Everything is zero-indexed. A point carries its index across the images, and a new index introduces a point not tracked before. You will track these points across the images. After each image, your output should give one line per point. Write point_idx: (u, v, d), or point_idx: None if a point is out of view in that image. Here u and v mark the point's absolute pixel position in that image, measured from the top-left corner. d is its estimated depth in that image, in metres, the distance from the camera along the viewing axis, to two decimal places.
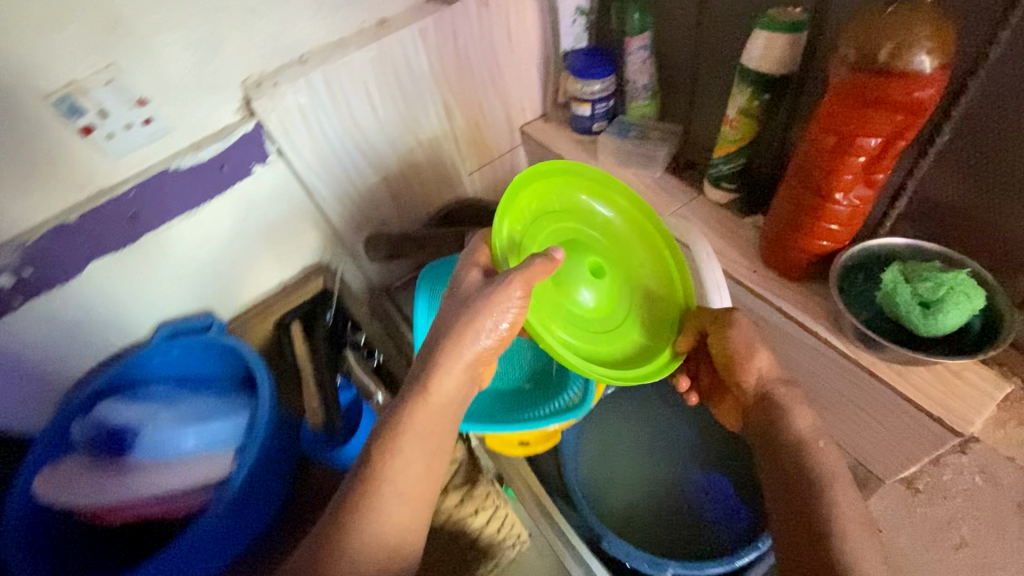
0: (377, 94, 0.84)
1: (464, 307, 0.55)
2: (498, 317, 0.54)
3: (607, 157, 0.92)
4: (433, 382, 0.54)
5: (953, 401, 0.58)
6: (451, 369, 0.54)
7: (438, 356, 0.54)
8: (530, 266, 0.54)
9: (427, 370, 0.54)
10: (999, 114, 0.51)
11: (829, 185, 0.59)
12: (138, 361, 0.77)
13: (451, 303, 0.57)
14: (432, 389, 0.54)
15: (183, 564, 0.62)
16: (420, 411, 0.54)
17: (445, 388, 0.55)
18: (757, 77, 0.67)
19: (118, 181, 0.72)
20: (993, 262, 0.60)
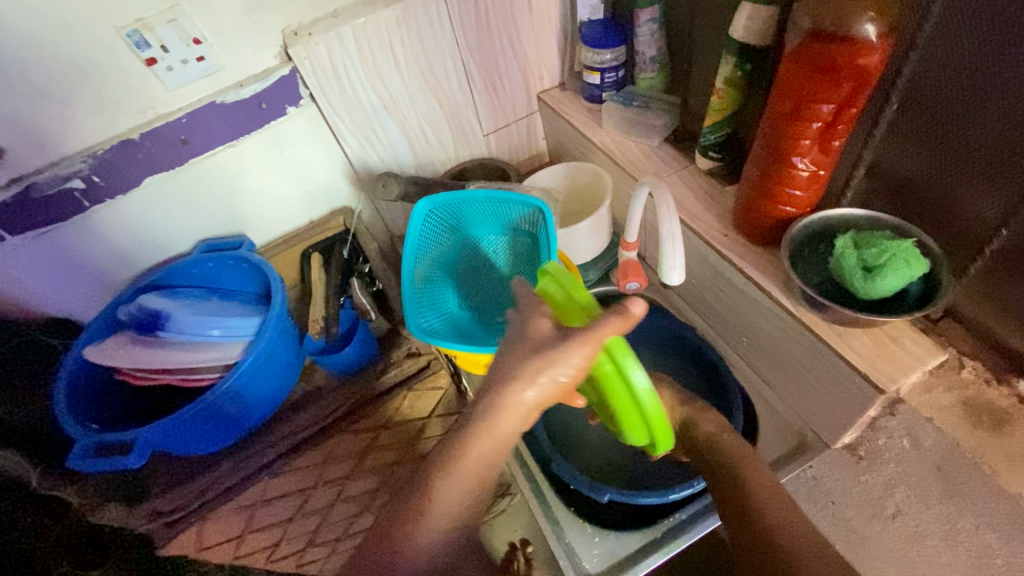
0: (401, 50, 0.90)
1: (530, 351, 0.51)
2: (560, 369, 0.50)
3: (609, 124, 0.97)
4: (498, 421, 0.50)
5: (884, 363, 0.62)
6: (508, 408, 0.50)
7: (496, 398, 0.50)
8: (603, 325, 0.50)
9: (487, 407, 0.50)
10: (952, 82, 0.55)
11: (788, 149, 0.62)
12: (178, 266, 0.91)
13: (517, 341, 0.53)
14: (497, 427, 0.50)
15: (197, 421, 0.77)
16: (477, 444, 0.50)
17: (508, 426, 0.51)
18: (740, 48, 0.70)
19: (174, 109, 0.84)
20: (948, 236, 0.62)
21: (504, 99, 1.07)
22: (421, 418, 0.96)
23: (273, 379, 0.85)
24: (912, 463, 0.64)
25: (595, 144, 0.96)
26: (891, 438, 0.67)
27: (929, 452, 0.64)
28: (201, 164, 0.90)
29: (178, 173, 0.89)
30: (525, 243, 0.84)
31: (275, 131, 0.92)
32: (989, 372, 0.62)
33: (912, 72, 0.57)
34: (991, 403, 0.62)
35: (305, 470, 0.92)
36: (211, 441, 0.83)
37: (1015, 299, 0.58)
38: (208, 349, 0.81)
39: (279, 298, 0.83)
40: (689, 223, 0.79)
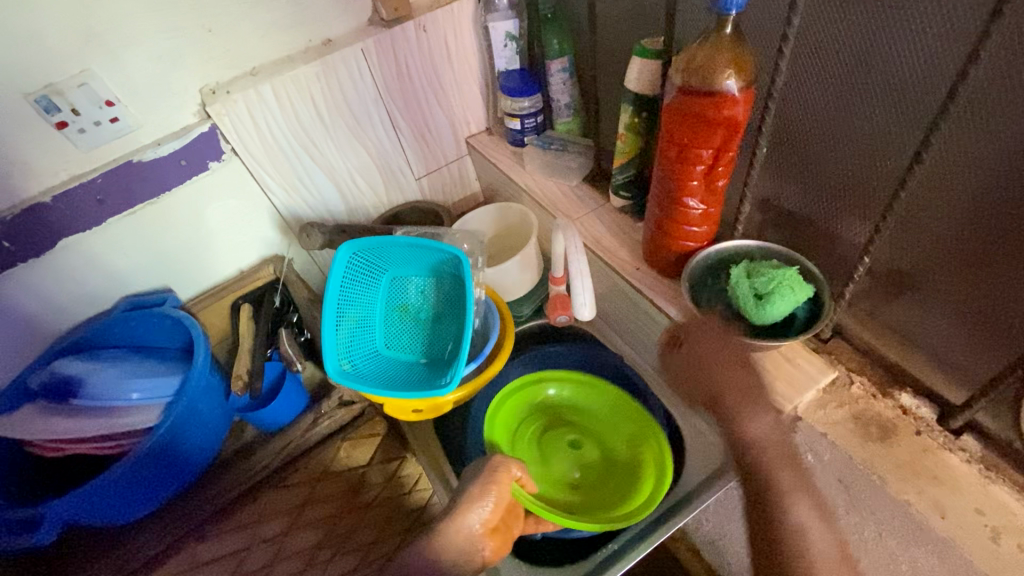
0: (323, 103, 0.92)
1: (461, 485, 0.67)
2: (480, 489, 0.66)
3: (532, 166, 1.01)
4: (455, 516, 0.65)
5: (781, 383, 0.66)
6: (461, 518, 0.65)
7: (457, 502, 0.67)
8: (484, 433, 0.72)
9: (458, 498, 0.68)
10: (814, 127, 0.60)
11: (680, 190, 0.67)
12: (100, 327, 0.89)
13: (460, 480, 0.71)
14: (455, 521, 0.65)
15: (113, 490, 0.75)
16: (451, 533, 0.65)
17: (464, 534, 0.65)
18: (636, 97, 0.76)
19: (89, 170, 0.82)
20: (830, 263, 0.68)
21: (433, 146, 1.09)
22: (360, 466, 0.95)
23: (200, 436, 0.84)
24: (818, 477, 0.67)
25: (519, 187, 1.00)
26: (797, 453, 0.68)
27: (831, 466, 0.65)
28: (122, 223, 0.87)
29: (96, 234, 0.86)
30: (450, 285, 0.87)
31: (200, 186, 0.91)
32: (873, 386, 0.66)
33: (778, 116, 0.63)
34: (878, 416, 0.64)
35: (236, 533, 0.87)
36: (135, 506, 0.81)
37: (890, 318, 0.64)
38: (128, 412, 0.80)
39: (201, 354, 0.82)
40: (604, 259, 0.83)
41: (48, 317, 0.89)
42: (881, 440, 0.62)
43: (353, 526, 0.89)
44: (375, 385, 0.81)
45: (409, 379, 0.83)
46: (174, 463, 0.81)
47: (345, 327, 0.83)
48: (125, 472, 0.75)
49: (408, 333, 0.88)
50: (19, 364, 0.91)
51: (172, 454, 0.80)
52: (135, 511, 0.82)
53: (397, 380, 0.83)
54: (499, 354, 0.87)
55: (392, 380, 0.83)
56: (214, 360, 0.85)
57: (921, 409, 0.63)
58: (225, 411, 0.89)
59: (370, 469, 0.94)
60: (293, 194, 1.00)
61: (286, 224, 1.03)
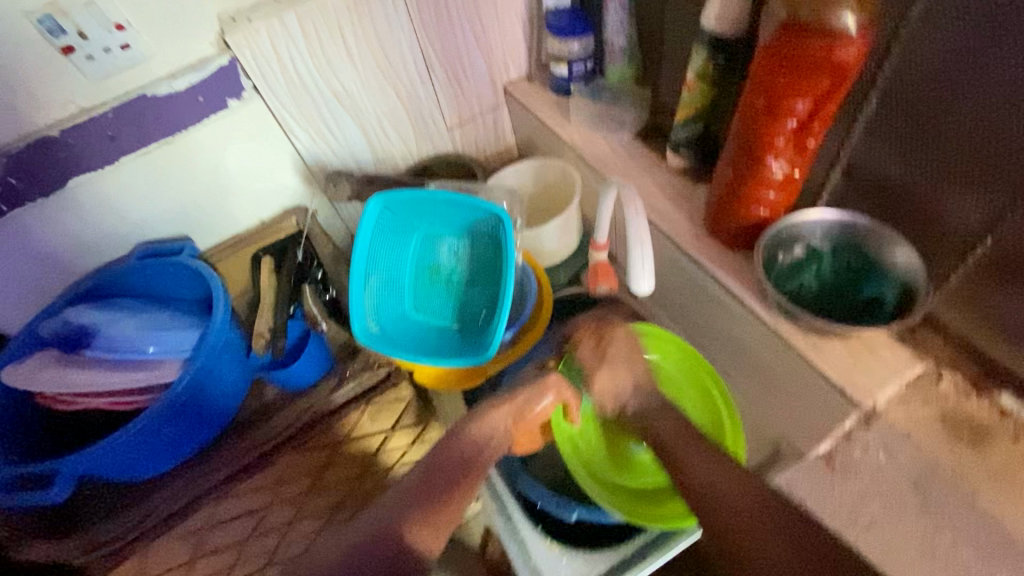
0: (353, 37, 0.83)
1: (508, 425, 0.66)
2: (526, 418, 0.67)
3: (578, 119, 0.92)
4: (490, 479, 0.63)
5: (859, 375, 0.59)
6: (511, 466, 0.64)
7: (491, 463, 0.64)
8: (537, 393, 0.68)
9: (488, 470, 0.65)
10: (938, 81, 0.51)
11: (761, 149, 0.59)
12: (115, 275, 0.84)
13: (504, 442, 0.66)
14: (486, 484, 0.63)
15: (131, 445, 0.72)
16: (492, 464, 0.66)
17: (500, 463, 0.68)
18: (712, 39, 0.66)
19: (99, 103, 0.75)
20: (928, 245, 0.59)
21: (468, 91, 0.99)
22: (383, 431, 0.94)
23: (219, 395, 0.81)
24: (886, 478, 0.60)
25: (563, 140, 0.91)
26: (867, 450, 0.61)
27: (903, 466, 0.59)
28: (133, 164, 0.81)
29: (110, 174, 0.80)
30: (486, 247, 0.81)
31: (219, 125, 0.84)
32: (966, 382, 0.61)
33: (895, 65, 0.53)
34: (970, 416, 0.60)
35: (256, 492, 0.86)
36: (156, 463, 0.79)
37: (994, 307, 0.56)
38: (147, 366, 0.76)
39: (223, 309, 0.78)
40: (657, 222, 0.75)
41: (63, 260, 0.84)
42: (970, 442, 0.59)
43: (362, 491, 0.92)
44: (406, 349, 0.76)
45: (440, 346, 0.78)
46: (193, 419, 0.78)
47: (374, 286, 0.77)
48: (144, 427, 0.72)
49: (438, 296, 0.82)
50: (35, 306, 0.87)
51: (194, 409, 0.77)
52: (154, 469, 0.79)
53: (427, 347, 0.77)
54: (537, 324, 0.81)
55: (422, 345, 0.77)
56: (234, 317, 0.80)
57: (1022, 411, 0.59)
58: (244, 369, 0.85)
59: (393, 436, 0.95)
60: (317, 140, 0.91)
61: (310, 172, 0.96)
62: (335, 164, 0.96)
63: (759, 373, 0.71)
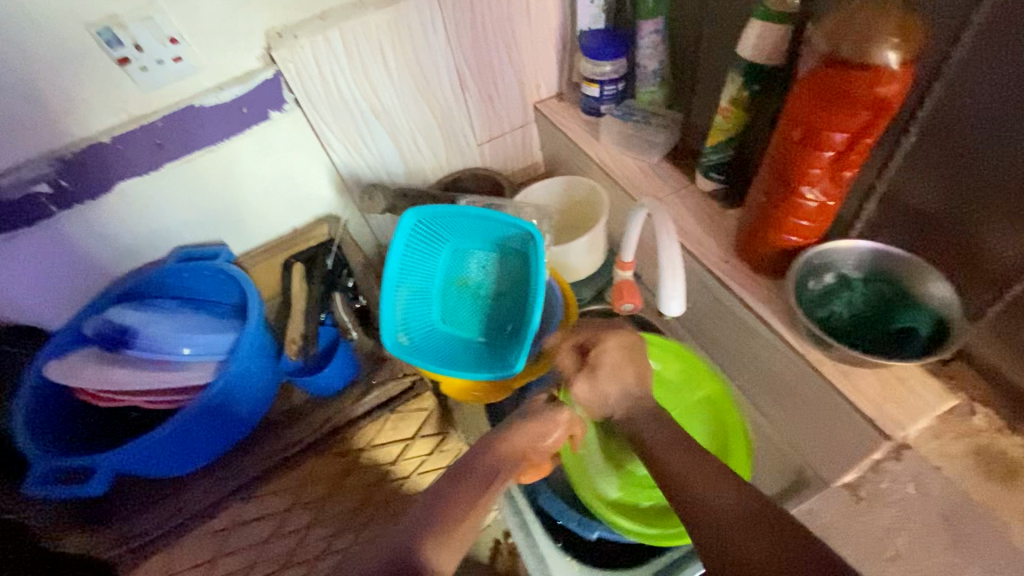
0: (392, 55, 0.85)
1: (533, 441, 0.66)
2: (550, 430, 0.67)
3: (608, 138, 0.93)
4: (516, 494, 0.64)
5: (891, 406, 0.59)
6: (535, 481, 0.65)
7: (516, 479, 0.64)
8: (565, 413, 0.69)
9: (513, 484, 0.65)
10: (979, 117, 0.51)
11: (796, 178, 0.59)
12: (154, 277, 0.87)
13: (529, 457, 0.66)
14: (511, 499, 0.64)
15: (163, 444, 0.74)
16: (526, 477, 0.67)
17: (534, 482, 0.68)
18: (748, 67, 0.67)
19: (150, 112, 0.78)
20: (965, 278, 0.59)
21: (499, 108, 1.01)
22: (404, 440, 0.95)
23: (248, 398, 0.82)
24: (916, 509, 0.60)
25: (592, 159, 0.92)
26: (894, 482, 0.61)
27: (934, 500, 0.59)
28: (178, 170, 0.83)
29: (154, 179, 0.83)
30: (515, 263, 0.82)
31: (260, 136, 0.86)
32: (1001, 419, 0.60)
33: (936, 101, 0.54)
34: (1003, 453, 0.59)
35: (279, 495, 0.86)
36: (186, 462, 0.80)
37: None
38: (181, 366, 0.78)
39: (256, 314, 0.80)
40: (686, 245, 0.75)
41: (104, 260, 0.87)
42: (1003, 480, 0.58)
43: (379, 499, 0.95)
44: (434, 361, 0.77)
45: (466, 358, 0.79)
46: (223, 421, 0.80)
47: (404, 297, 0.79)
48: (177, 427, 0.74)
49: (466, 309, 0.83)
50: (75, 304, 0.89)
51: (226, 410, 0.79)
52: (184, 467, 0.81)
53: (454, 359, 0.78)
54: (562, 340, 0.82)
55: (449, 357, 0.79)
56: (266, 322, 0.82)
57: None
58: (273, 374, 0.87)
59: (414, 444, 0.96)
60: (352, 152, 0.93)
61: (343, 183, 0.98)
62: (367, 175, 0.98)
63: (786, 400, 0.71)
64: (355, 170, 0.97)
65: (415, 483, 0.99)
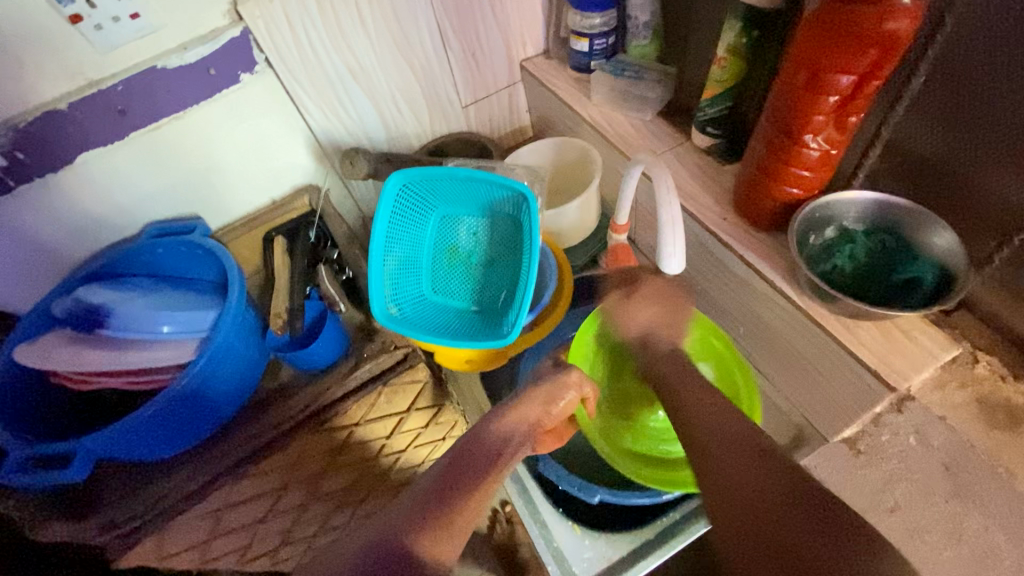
0: (368, 8, 0.79)
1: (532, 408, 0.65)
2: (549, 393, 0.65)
3: (599, 96, 0.89)
4: (516, 462, 0.62)
5: (895, 358, 0.58)
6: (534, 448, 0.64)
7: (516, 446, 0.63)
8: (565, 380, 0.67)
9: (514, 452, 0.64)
10: (991, 54, 0.49)
11: (799, 126, 0.57)
12: (126, 254, 0.82)
13: (528, 425, 0.65)
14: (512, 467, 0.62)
15: (147, 425, 0.72)
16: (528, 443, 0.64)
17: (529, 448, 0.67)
18: (747, 11, 0.63)
19: (108, 75, 0.72)
20: (972, 226, 0.57)
21: (484, 68, 0.96)
22: (398, 413, 0.92)
23: (234, 375, 0.80)
24: (918, 461, 0.60)
25: (583, 118, 0.88)
26: (896, 434, 0.61)
27: (936, 450, 0.59)
28: (144, 139, 0.78)
29: (119, 149, 0.77)
30: (507, 227, 0.79)
31: (231, 101, 0.81)
32: (1004, 367, 0.60)
33: (946, 37, 0.51)
34: (1006, 401, 0.59)
35: (271, 474, 0.84)
36: (172, 444, 0.78)
37: None
38: (161, 346, 0.75)
39: (238, 289, 0.77)
40: (684, 204, 0.73)
41: (70, 238, 0.82)
42: (1006, 427, 0.58)
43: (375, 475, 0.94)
44: (428, 331, 0.74)
45: (460, 328, 0.77)
46: (209, 400, 0.77)
47: (393, 266, 0.76)
48: (160, 408, 0.71)
49: (458, 277, 0.81)
50: (43, 285, 0.85)
51: (210, 389, 0.76)
52: (170, 450, 0.79)
53: (448, 328, 0.76)
54: (558, 306, 0.80)
55: (442, 327, 0.76)
56: (248, 297, 0.78)
57: None
58: (259, 351, 0.84)
59: (409, 419, 0.94)
60: (331, 116, 0.89)
61: (323, 151, 0.93)
62: (348, 141, 0.93)
63: (787, 359, 0.70)
64: (335, 137, 0.92)
65: (410, 456, 0.98)
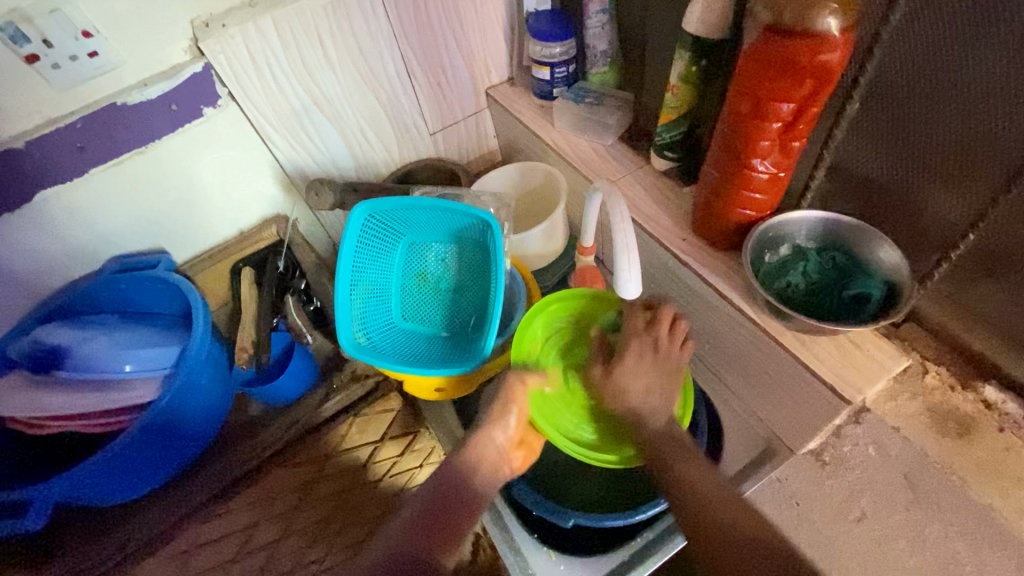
0: (331, 42, 0.80)
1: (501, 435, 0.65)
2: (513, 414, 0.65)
3: (562, 122, 0.91)
4: None
5: (850, 371, 0.60)
6: None
7: None
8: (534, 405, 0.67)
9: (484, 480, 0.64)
10: (920, 83, 0.52)
11: (747, 151, 0.59)
12: (87, 291, 0.81)
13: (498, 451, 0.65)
14: None
15: (108, 467, 0.70)
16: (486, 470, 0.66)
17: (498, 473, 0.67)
18: (695, 42, 0.66)
19: (67, 113, 0.71)
20: (915, 242, 0.60)
21: (450, 97, 0.98)
22: (372, 442, 0.93)
23: (200, 411, 0.78)
24: (878, 469, 0.66)
25: (548, 144, 0.90)
26: (857, 444, 0.67)
27: None
28: (105, 174, 0.78)
29: (79, 186, 0.76)
30: (474, 253, 0.79)
31: (193, 135, 0.81)
32: (953, 377, 0.64)
33: (878, 65, 0.54)
34: (956, 410, 0.64)
35: (242, 511, 0.83)
36: (135, 486, 0.76)
37: (974, 302, 0.58)
38: (124, 384, 0.73)
39: (202, 325, 0.76)
40: (645, 226, 0.75)
41: (27, 277, 0.80)
42: None
43: (350, 507, 0.88)
44: (395, 359, 0.74)
45: (429, 355, 0.77)
46: (173, 437, 0.75)
47: (360, 295, 0.75)
48: (122, 449, 0.69)
49: (426, 304, 0.81)
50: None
51: (171, 429, 0.75)
52: (133, 491, 0.76)
53: (416, 355, 0.76)
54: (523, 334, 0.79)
55: (411, 354, 0.76)
56: (214, 331, 0.77)
57: (1007, 404, 0.61)
58: (226, 385, 0.83)
59: (382, 446, 0.93)
60: (297, 147, 0.89)
61: (290, 181, 0.93)
62: (315, 171, 0.93)
63: (750, 375, 0.71)
64: (302, 167, 0.92)
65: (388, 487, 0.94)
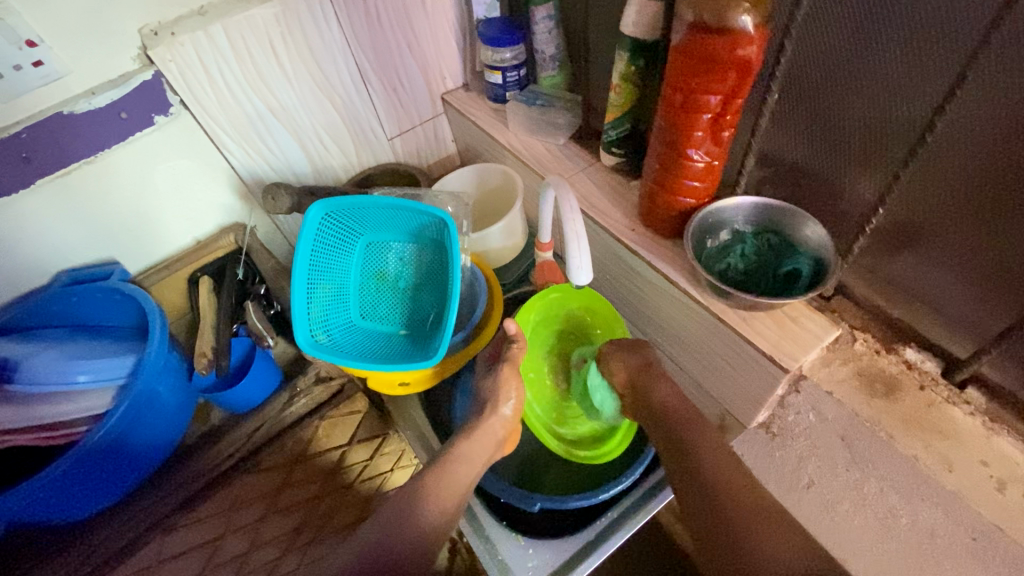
0: (283, 49, 0.81)
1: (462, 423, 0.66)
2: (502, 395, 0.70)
3: (515, 124, 0.94)
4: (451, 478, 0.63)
5: (787, 343, 0.64)
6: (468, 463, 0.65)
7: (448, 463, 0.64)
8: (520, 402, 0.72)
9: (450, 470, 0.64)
10: (830, 74, 0.57)
11: (682, 142, 0.63)
12: (39, 306, 0.80)
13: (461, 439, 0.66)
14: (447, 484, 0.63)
15: (61, 481, 0.68)
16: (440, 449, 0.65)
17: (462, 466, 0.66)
18: (632, 43, 0.70)
19: (10, 123, 0.69)
20: (837, 220, 0.66)
21: (406, 102, 1.00)
22: (340, 446, 0.93)
23: (159, 420, 0.77)
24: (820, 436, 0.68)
25: (503, 145, 0.93)
26: (798, 413, 0.69)
27: (832, 422, 0.66)
28: (53, 186, 0.76)
29: (24, 198, 0.75)
30: (432, 251, 0.81)
31: (144, 144, 0.80)
32: (877, 342, 0.68)
33: (793, 58, 0.59)
34: (882, 371, 0.66)
35: (209, 521, 0.83)
36: (91, 500, 0.74)
37: (894, 271, 0.63)
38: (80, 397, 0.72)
39: (160, 333, 0.75)
40: (596, 219, 0.78)
41: None
42: (886, 396, 0.65)
43: (321, 514, 0.87)
44: (358, 357, 0.75)
45: (390, 351, 0.78)
46: (130, 447, 0.74)
47: (321, 297, 0.76)
48: (76, 461, 0.68)
49: (386, 302, 0.82)
50: None
51: (126, 442, 0.74)
52: (91, 506, 0.75)
53: (377, 352, 0.77)
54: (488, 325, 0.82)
55: (372, 353, 0.77)
56: (171, 339, 0.77)
57: (926, 363, 0.65)
58: (186, 394, 0.82)
59: (352, 452, 0.93)
60: (253, 154, 0.89)
61: (247, 189, 0.94)
62: (272, 177, 0.94)
63: (700, 356, 0.75)
64: (258, 174, 0.93)
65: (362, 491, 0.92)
